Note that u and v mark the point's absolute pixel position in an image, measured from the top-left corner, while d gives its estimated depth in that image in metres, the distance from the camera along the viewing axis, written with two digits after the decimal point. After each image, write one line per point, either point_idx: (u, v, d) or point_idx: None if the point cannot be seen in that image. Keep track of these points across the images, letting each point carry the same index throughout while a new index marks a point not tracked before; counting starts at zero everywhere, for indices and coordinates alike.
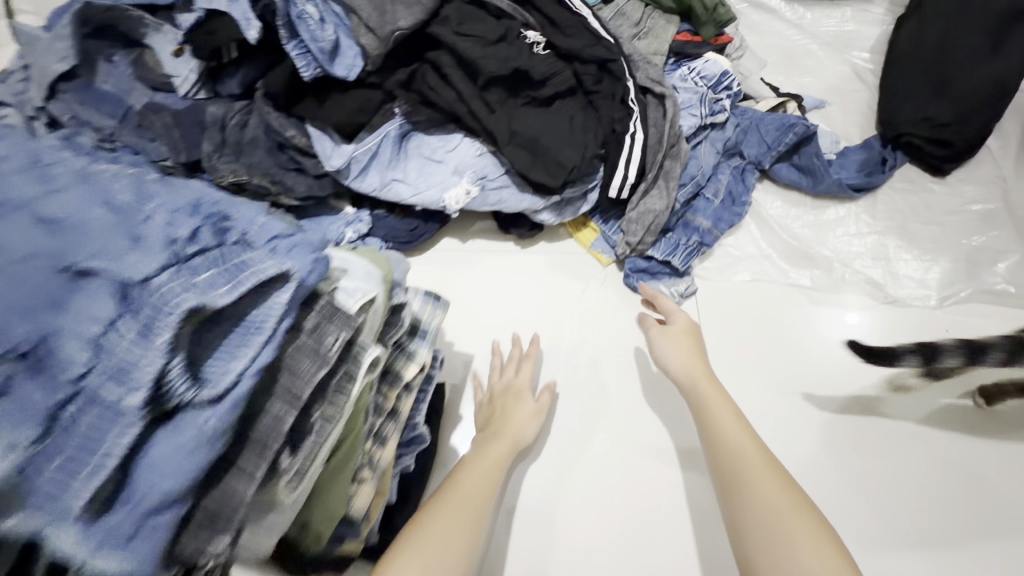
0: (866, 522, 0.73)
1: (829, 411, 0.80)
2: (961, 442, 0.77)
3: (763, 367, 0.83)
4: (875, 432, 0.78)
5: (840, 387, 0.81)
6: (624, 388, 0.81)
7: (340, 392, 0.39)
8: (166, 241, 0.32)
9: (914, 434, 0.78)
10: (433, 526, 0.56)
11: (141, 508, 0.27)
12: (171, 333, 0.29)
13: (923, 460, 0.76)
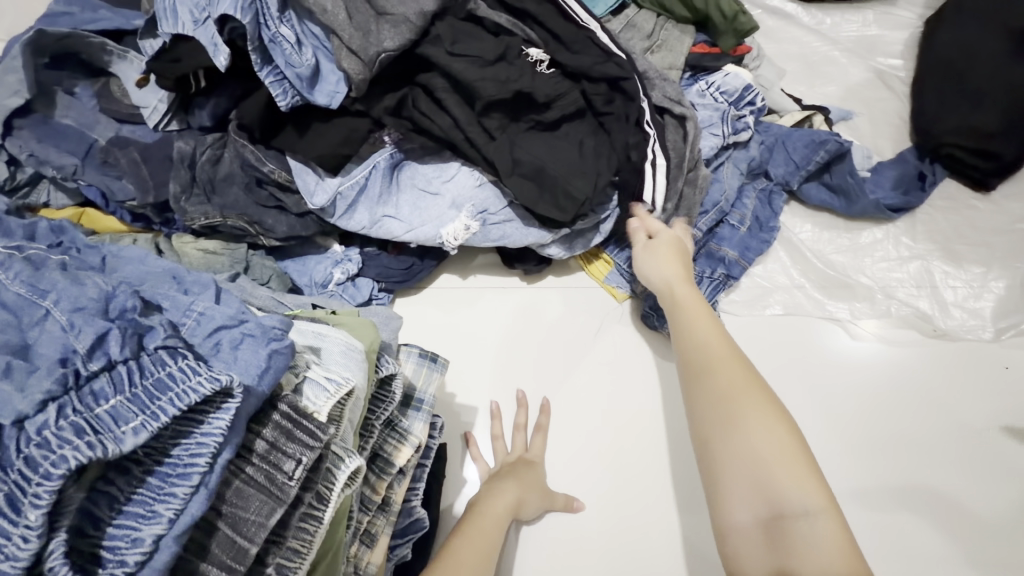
0: (857, 482, 0.70)
1: (860, 434, 0.73)
2: (1013, 477, 0.70)
3: (787, 378, 0.76)
4: (879, 401, 0.74)
5: (880, 418, 0.73)
6: (618, 343, 0.77)
7: (309, 523, 0.32)
8: (54, 377, 0.27)
9: (939, 433, 0.72)
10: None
11: None
12: (43, 511, 0.24)
13: (950, 462, 0.71)
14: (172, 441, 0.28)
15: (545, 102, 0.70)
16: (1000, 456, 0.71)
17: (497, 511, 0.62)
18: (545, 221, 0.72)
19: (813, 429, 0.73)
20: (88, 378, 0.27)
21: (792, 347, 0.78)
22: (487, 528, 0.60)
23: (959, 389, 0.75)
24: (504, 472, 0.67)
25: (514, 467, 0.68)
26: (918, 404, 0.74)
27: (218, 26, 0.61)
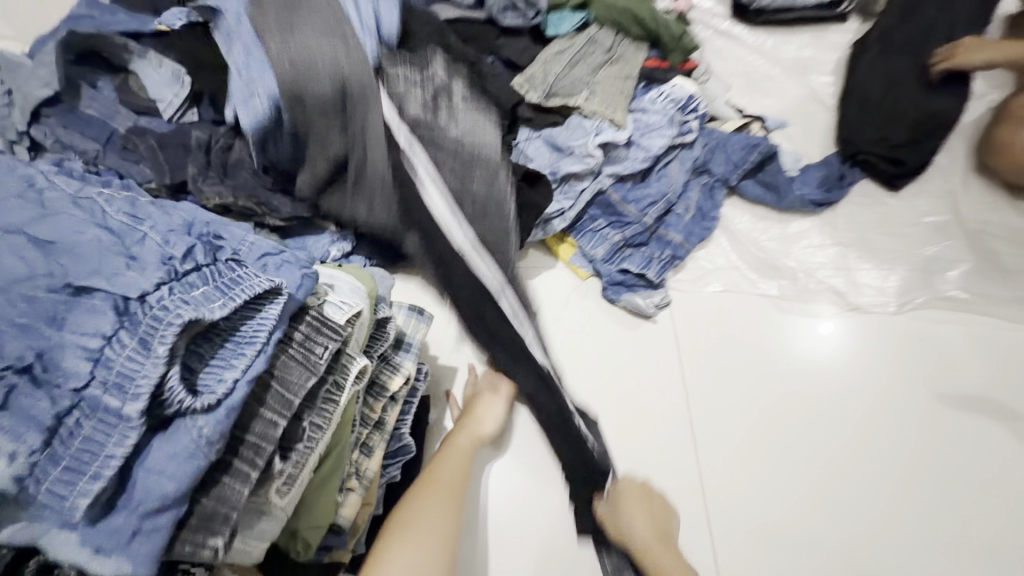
0: (881, 502, 0.79)
1: (852, 444, 0.82)
2: (985, 440, 0.83)
3: (777, 392, 0.86)
4: (868, 417, 0.84)
5: (853, 419, 0.84)
6: (614, 359, 0.87)
7: (329, 401, 0.41)
8: (161, 259, 0.34)
9: (915, 425, 0.84)
10: (401, 545, 0.57)
11: (139, 509, 0.29)
12: (168, 344, 0.31)
13: (929, 444, 0.83)
14: (245, 316, 0.35)
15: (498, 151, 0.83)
16: (965, 422, 0.84)
17: (466, 449, 0.71)
18: None
19: (788, 444, 0.82)
20: (184, 273, 0.34)
21: (752, 360, 0.88)
22: (455, 464, 0.69)
23: (892, 377, 0.87)
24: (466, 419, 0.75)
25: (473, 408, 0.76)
26: (871, 404, 0.85)
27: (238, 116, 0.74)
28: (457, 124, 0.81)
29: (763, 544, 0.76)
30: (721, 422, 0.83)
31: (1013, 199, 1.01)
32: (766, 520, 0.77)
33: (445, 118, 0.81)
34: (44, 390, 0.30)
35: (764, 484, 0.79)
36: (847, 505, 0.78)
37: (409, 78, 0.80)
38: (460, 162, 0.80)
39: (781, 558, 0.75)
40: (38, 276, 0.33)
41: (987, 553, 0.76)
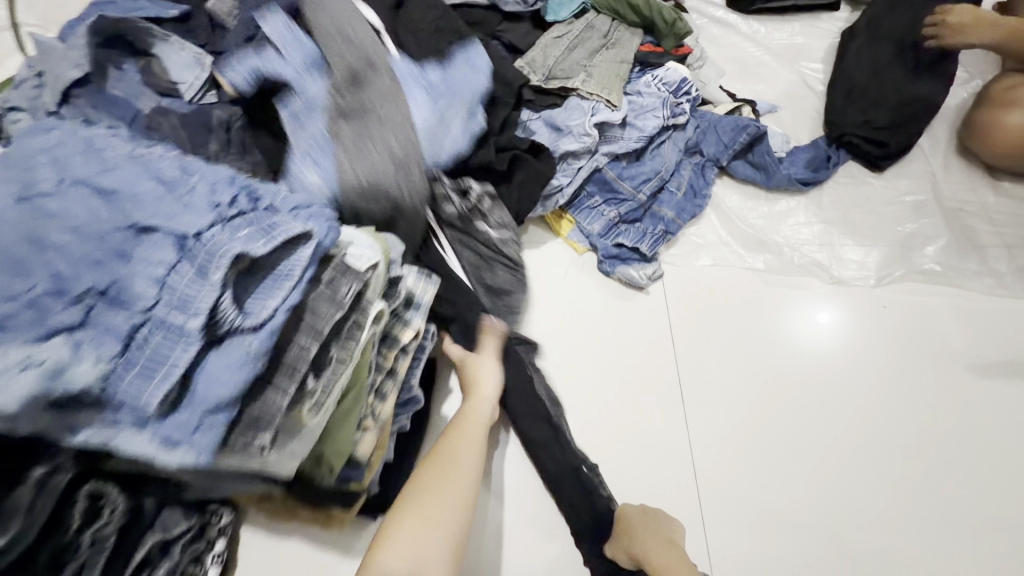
0: (883, 498, 0.83)
1: (848, 436, 0.87)
2: (977, 419, 0.88)
3: (778, 391, 0.89)
4: (865, 412, 0.88)
5: (852, 410, 0.88)
6: (609, 328, 0.92)
7: (352, 338, 0.46)
8: (210, 204, 0.39)
9: (909, 417, 0.88)
10: (418, 515, 0.62)
11: (200, 408, 0.35)
12: (220, 273, 0.36)
13: (926, 435, 0.87)
14: (282, 255, 0.40)
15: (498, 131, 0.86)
16: (956, 406, 0.89)
17: (480, 419, 0.73)
18: None
19: (778, 433, 0.86)
20: (230, 217, 0.40)
21: (746, 351, 0.92)
22: (470, 435, 0.72)
23: (879, 367, 0.91)
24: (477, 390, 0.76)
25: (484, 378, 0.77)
26: (867, 396, 0.89)
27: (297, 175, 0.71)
28: (494, 222, 0.85)
29: (752, 527, 0.80)
30: (716, 411, 0.87)
31: (991, 179, 1.06)
32: (756, 504, 0.82)
33: (485, 221, 0.85)
34: (120, 308, 0.36)
35: (756, 471, 0.84)
36: (849, 499, 0.83)
37: (459, 191, 0.83)
38: (493, 268, 0.85)
39: (769, 540, 0.80)
40: (107, 220, 0.39)
41: (959, 534, 0.81)
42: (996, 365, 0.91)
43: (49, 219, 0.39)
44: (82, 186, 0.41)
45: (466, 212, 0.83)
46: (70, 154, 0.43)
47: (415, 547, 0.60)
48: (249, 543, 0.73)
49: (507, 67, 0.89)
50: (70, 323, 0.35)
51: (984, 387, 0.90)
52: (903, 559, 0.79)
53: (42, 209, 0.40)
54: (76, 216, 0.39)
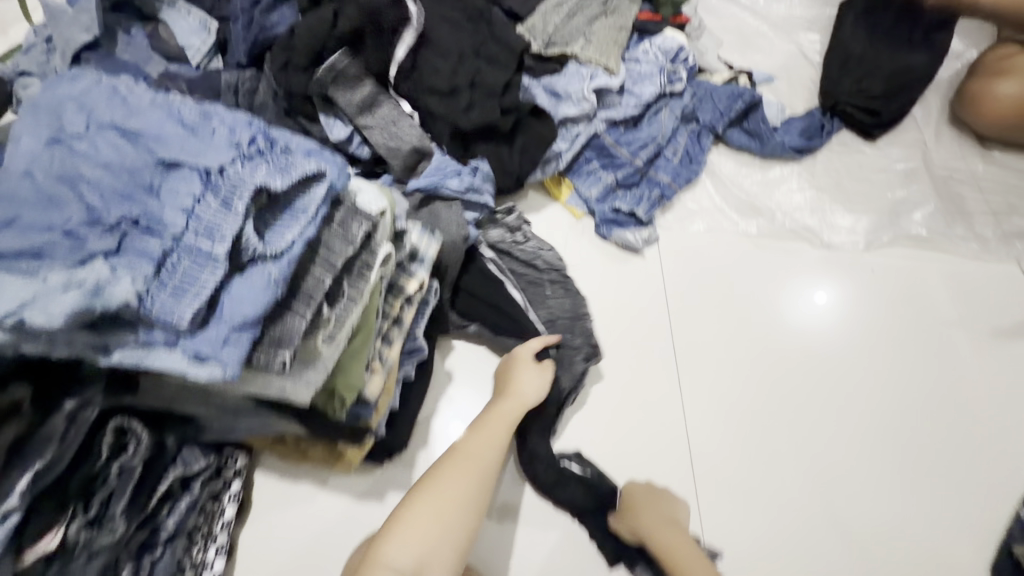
0: (896, 496, 0.83)
1: (851, 427, 0.87)
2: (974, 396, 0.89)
3: (778, 377, 0.90)
4: (866, 395, 0.89)
5: (855, 394, 0.89)
6: (606, 290, 0.94)
7: (362, 276, 0.50)
8: (231, 143, 0.42)
9: (911, 402, 0.89)
10: (435, 501, 0.64)
11: (229, 324, 0.39)
12: (243, 204, 0.40)
13: (932, 420, 0.87)
14: (298, 193, 0.44)
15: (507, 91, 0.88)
16: (955, 382, 0.90)
17: (506, 419, 0.76)
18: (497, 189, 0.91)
19: (773, 405, 0.88)
20: (250, 155, 0.42)
21: (744, 327, 0.93)
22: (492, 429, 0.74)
23: (871, 337, 0.93)
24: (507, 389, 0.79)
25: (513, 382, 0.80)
26: (866, 381, 0.90)
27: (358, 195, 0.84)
28: (534, 247, 0.90)
29: (746, 501, 0.82)
30: (714, 383, 0.89)
31: (981, 148, 1.08)
32: (751, 478, 0.83)
33: (524, 249, 0.90)
34: (152, 235, 0.39)
35: (750, 441, 0.85)
36: (857, 493, 0.83)
37: (496, 225, 0.90)
38: (538, 290, 0.88)
39: (762, 512, 0.81)
40: (133, 157, 0.41)
41: (951, 502, 0.82)
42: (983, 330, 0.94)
43: (78, 158, 0.42)
44: (108, 125, 0.43)
45: (506, 243, 0.89)
46: (93, 96, 0.45)
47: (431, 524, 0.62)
48: (265, 486, 0.77)
49: (509, 32, 0.90)
50: (106, 249, 0.38)
51: (971, 349, 0.93)
52: (893, 528, 0.81)
53: (71, 148, 0.42)
54: (104, 152, 0.42)
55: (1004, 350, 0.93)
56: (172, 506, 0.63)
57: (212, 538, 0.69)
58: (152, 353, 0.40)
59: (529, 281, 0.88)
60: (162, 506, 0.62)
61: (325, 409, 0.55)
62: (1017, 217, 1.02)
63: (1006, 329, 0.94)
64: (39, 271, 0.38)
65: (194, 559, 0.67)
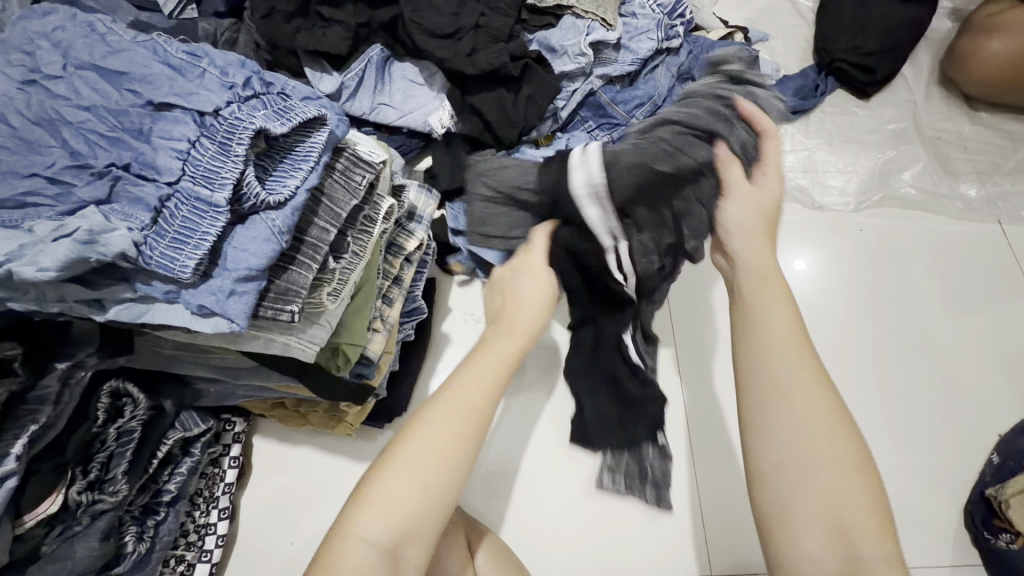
0: (888, 460, 0.85)
1: (845, 394, 0.89)
2: (958, 356, 0.92)
3: None
4: (855, 359, 0.91)
5: (845, 359, 0.91)
6: None
7: (366, 229, 0.48)
8: (225, 84, 0.40)
9: (897, 365, 0.91)
10: (419, 463, 0.48)
11: (232, 275, 0.37)
12: (243, 148, 0.37)
13: (919, 384, 0.90)
14: (299, 139, 0.42)
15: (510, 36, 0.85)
16: (943, 341, 0.93)
17: (464, 431, 0.50)
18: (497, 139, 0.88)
19: None
20: (246, 98, 0.40)
21: None
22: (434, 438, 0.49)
23: (857, 296, 0.95)
24: (467, 372, 0.53)
25: (476, 361, 0.54)
26: (854, 344, 0.92)
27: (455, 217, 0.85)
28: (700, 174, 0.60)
29: None
30: None
31: (967, 108, 1.09)
32: None
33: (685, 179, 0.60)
34: (145, 183, 0.36)
35: None
36: None
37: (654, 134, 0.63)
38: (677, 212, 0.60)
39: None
40: (119, 100, 0.39)
41: (927, 456, 0.85)
42: (964, 288, 0.97)
43: (58, 100, 0.39)
44: (87, 67, 0.40)
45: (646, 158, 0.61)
46: (68, 36, 0.41)
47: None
48: (263, 451, 0.77)
49: None
50: (96, 197, 0.36)
51: (948, 307, 0.95)
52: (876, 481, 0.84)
53: (49, 91, 0.39)
54: (85, 96, 0.39)
55: (983, 307, 0.95)
56: (173, 470, 0.62)
57: (213, 502, 0.69)
58: (152, 308, 0.38)
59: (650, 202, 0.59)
60: (163, 470, 0.61)
61: (328, 366, 0.54)
62: (1000, 177, 1.04)
63: (984, 286, 0.97)
64: (25, 223, 0.35)
65: (196, 522, 0.67)
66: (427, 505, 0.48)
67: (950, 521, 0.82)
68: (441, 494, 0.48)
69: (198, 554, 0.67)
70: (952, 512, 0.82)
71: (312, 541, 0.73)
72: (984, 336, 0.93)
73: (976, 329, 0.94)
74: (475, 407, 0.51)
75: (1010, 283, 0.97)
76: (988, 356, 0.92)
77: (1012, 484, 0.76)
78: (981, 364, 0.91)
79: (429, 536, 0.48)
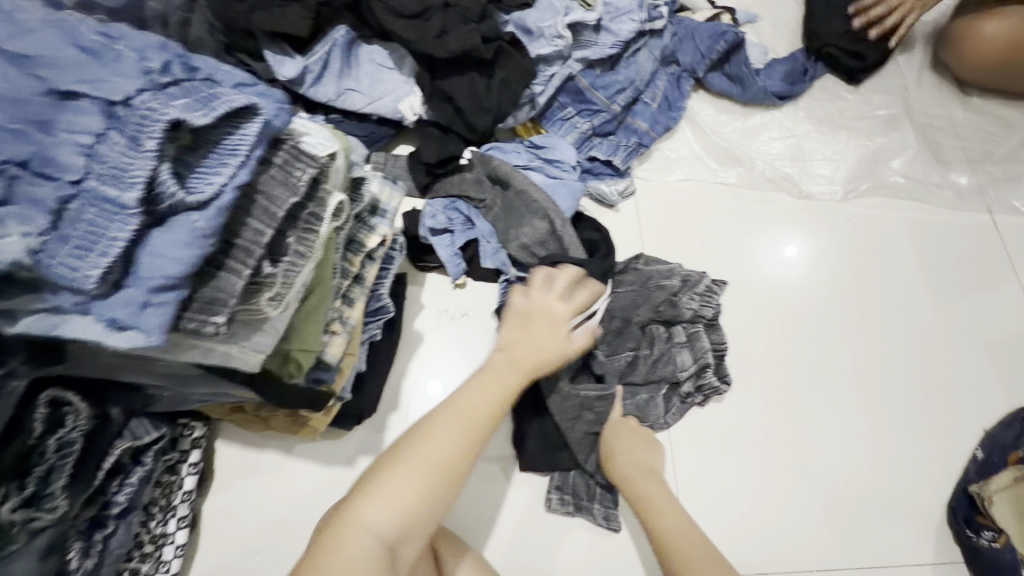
0: (883, 453, 0.83)
1: (834, 389, 0.86)
2: (944, 348, 0.90)
3: (759, 343, 0.87)
4: (844, 355, 0.88)
5: (833, 352, 0.88)
6: None
7: (311, 229, 0.45)
8: (141, 69, 0.35)
9: (886, 358, 0.88)
10: (420, 465, 0.53)
11: (147, 285, 0.33)
12: (156, 141, 0.33)
13: (909, 378, 0.87)
14: (227, 130, 0.37)
15: (483, 16, 0.80)
16: (931, 333, 0.90)
17: (466, 434, 0.57)
18: (472, 127, 0.84)
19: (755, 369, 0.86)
20: (164, 85, 0.36)
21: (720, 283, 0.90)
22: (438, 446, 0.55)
23: (842, 287, 0.92)
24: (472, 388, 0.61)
25: (487, 378, 0.62)
26: (843, 338, 0.89)
27: (436, 218, 0.81)
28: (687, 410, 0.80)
29: (722, 455, 0.80)
30: None
31: (960, 93, 1.06)
32: (726, 437, 0.81)
33: (675, 402, 0.80)
34: (45, 181, 0.32)
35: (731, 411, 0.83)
36: (841, 463, 0.82)
37: (669, 275, 0.84)
38: (669, 402, 0.80)
39: (734, 449, 0.81)
40: (18, 85, 0.34)
41: (918, 448, 0.83)
42: (953, 278, 0.94)
43: None
44: None
45: (669, 335, 0.81)
46: None
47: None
48: (226, 455, 0.74)
49: None
50: None
51: (936, 299, 0.93)
52: (860, 478, 0.81)
53: None
54: None
55: (971, 296, 0.93)
56: (123, 481, 0.59)
57: (171, 511, 0.66)
58: (66, 320, 0.34)
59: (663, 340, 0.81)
60: (112, 481, 0.58)
61: (278, 373, 0.50)
62: (992, 165, 1.01)
63: (969, 271, 0.95)
64: None
65: (152, 532, 0.64)
66: (426, 504, 0.53)
67: (932, 518, 0.79)
68: (443, 496, 0.54)
69: (155, 565, 0.64)
70: (935, 508, 0.80)
71: (277, 546, 0.70)
72: (968, 323, 0.91)
73: (964, 321, 0.92)
74: (477, 414, 0.59)
75: (999, 274, 0.95)
76: (977, 349, 0.90)
77: (997, 480, 0.75)
78: (967, 355, 0.89)
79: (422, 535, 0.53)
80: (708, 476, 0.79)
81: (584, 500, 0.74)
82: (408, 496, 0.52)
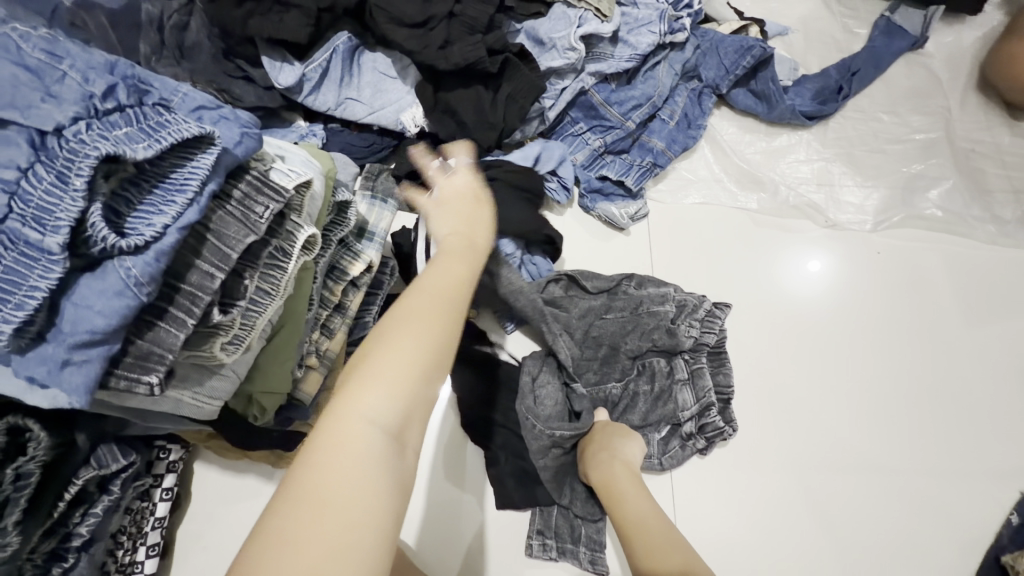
0: (901, 457, 0.78)
1: (855, 435, 0.79)
2: (980, 390, 0.82)
3: (775, 383, 0.81)
4: (869, 399, 0.81)
5: (856, 395, 0.81)
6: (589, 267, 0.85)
7: (275, 267, 0.41)
8: (80, 93, 0.32)
9: (915, 402, 0.81)
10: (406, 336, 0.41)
11: (68, 341, 0.30)
12: (87, 180, 0.30)
13: (942, 421, 0.80)
14: (177, 164, 0.34)
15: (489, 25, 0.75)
16: (965, 375, 0.83)
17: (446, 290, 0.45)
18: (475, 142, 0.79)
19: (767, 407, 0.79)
20: (106, 112, 0.32)
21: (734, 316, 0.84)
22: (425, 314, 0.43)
23: (868, 323, 0.85)
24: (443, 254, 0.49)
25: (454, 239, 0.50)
26: (863, 375, 0.82)
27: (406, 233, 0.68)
28: (687, 454, 0.74)
29: (725, 502, 0.74)
30: None
31: (1008, 117, 0.98)
32: (731, 482, 0.75)
33: (674, 444, 0.75)
34: None
35: (736, 455, 0.77)
36: (862, 520, 0.74)
37: (662, 300, 0.77)
38: (667, 443, 0.75)
39: (747, 482, 0.75)
40: None
41: (955, 484, 0.76)
42: (993, 319, 0.86)
43: None
44: None
45: (670, 369, 0.77)
46: None
47: (329, 533, 0.33)
48: (204, 478, 0.71)
49: None
50: None
51: (975, 339, 0.85)
52: (874, 531, 0.74)
53: None
54: None
55: (1008, 334, 0.85)
56: (87, 511, 0.56)
57: (142, 538, 0.63)
58: None
59: (665, 373, 0.77)
60: (75, 511, 0.55)
61: (242, 414, 0.48)
62: None
63: (1011, 307, 0.87)
64: None
65: (120, 561, 0.62)
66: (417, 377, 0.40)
67: None
68: (434, 368, 0.41)
69: None
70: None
71: None
72: (1006, 361, 0.84)
73: (1003, 362, 0.84)
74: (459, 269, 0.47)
75: None
76: (1013, 385, 0.82)
77: None
78: (1006, 399, 0.81)
79: (432, 410, 0.41)
80: (720, 520, 0.73)
81: (567, 543, 0.69)
82: (394, 375, 0.39)
